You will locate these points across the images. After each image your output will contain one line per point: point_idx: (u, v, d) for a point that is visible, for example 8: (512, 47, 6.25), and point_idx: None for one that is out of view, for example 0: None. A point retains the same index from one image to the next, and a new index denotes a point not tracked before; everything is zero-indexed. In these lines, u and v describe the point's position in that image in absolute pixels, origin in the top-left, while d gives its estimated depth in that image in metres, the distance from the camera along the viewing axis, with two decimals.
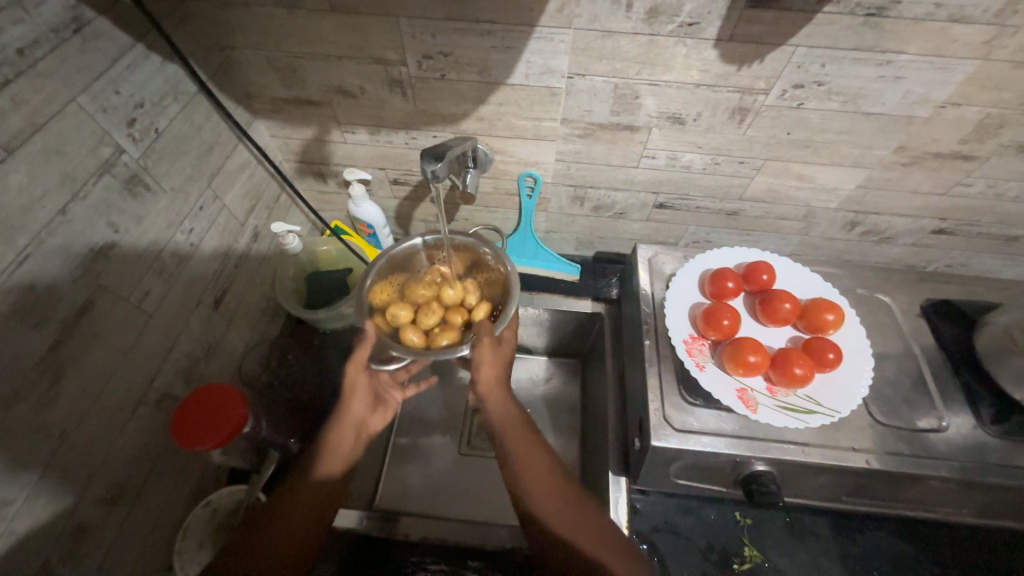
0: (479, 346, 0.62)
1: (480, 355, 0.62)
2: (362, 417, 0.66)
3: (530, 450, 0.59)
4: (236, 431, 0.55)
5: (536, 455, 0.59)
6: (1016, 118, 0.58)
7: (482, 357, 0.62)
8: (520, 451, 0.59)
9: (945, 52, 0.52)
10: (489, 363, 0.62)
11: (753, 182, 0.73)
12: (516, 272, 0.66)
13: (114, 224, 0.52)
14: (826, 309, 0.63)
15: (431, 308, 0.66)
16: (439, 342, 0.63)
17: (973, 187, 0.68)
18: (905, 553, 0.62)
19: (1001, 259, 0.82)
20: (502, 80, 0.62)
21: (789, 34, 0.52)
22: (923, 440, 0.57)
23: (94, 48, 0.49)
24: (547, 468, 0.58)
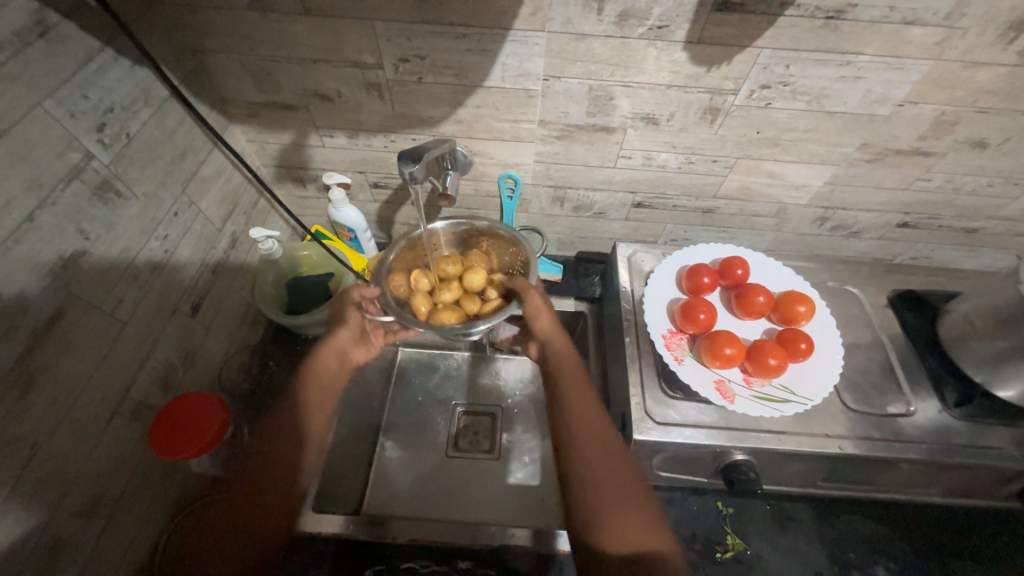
0: (528, 300, 0.66)
1: (530, 305, 0.67)
2: (346, 347, 0.71)
3: (583, 396, 0.62)
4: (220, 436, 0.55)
5: (591, 403, 0.62)
6: (968, 115, 0.61)
7: (535, 306, 0.66)
8: (578, 397, 0.62)
9: (901, 53, 0.55)
10: (541, 312, 0.67)
11: (726, 180, 0.75)
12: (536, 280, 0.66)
13: (84, 231, 0.51)
14: (798, 301, 0.65)
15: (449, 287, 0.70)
16: (438, 318, 0.66)
17: (932, 182, 0.71)
18: (880, 534, 0.64)
19: (962, 251, 0.86)
20: (478, 83, 0.63)
21: (753, 36, 0.54)
22: (892, 424, 0.59)
23: (61, 51, 0.49)
24: (601, 417, 0.60)
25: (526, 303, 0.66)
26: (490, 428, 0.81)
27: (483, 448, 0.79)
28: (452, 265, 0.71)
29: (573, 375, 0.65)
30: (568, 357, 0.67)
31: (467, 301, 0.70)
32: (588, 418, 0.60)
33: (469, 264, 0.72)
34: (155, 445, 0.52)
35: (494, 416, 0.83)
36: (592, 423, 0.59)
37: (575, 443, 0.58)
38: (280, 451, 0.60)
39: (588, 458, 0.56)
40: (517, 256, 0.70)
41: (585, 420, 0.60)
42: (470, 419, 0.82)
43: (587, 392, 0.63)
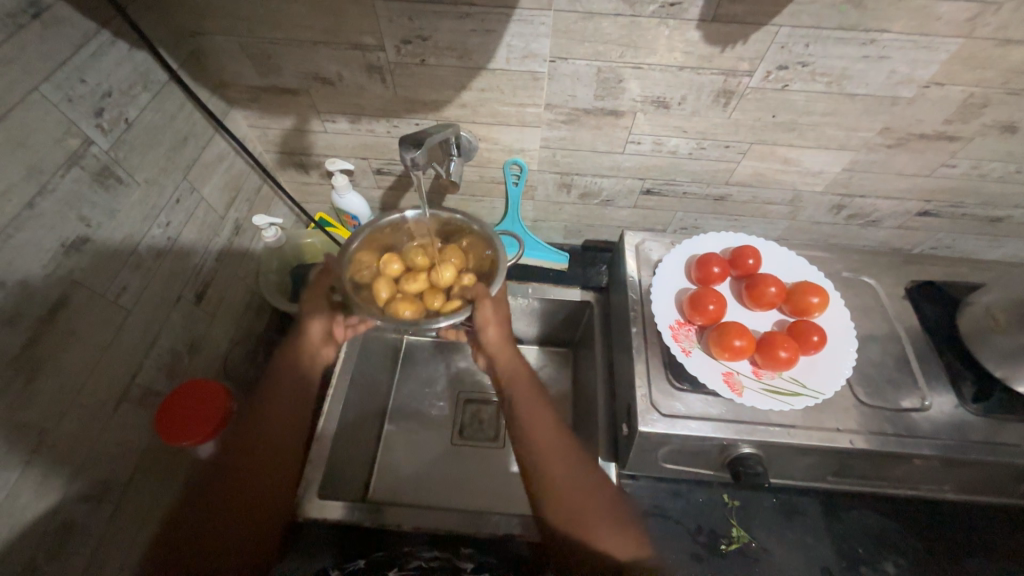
0: (480, 310, 0.62)
1: (480, 317, 0.63)
2: (314, 346, 0.69)
3: (537, 406, 0.62)
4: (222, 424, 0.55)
5: (545, 416, 0.61)
6: (999, 97, 0.58)
7: (485, 320, 0.63)
8: (529, 410, 0.62)
9: (929, 30, 0.52)
10: (493, 326, 0.64)
11: (739, 166, 0.73)
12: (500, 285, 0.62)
13: (86, 218, 0.51)
14: (811, 292, 0.63)
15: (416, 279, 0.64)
16: (395, 310, 0.61)
17: (957, 168, 0.68)
18: (890, 530, 0.63)
19: (985, 240, 0.83)
20: (482, 65, 0.61)
21: (771, 13, 0.52)
22: (906, 419, 0.57)
23: (56, 34, 0.48)
24: (554, 426, 0.61)
25: (475, 315, 0.63)
26: (495, 417, 0.81)
27: (487, 437, 0.79)
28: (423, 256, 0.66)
29: (526, 384, 0.64)
30: (518, 368, 0.65)
31: (433, 296, 0.64)
32: (544, 431, 0.60)
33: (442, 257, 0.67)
34: (161, 429, 0.53)
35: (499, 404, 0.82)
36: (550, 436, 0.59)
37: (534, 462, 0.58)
38: (277, 441, 0.61)
39: (549, 475, 0.56)
40: (490, 258, 0.65)
41: (541, 434, 0.59)
42: (475, 408, 0.82)
43: (540, 401, 0.63)
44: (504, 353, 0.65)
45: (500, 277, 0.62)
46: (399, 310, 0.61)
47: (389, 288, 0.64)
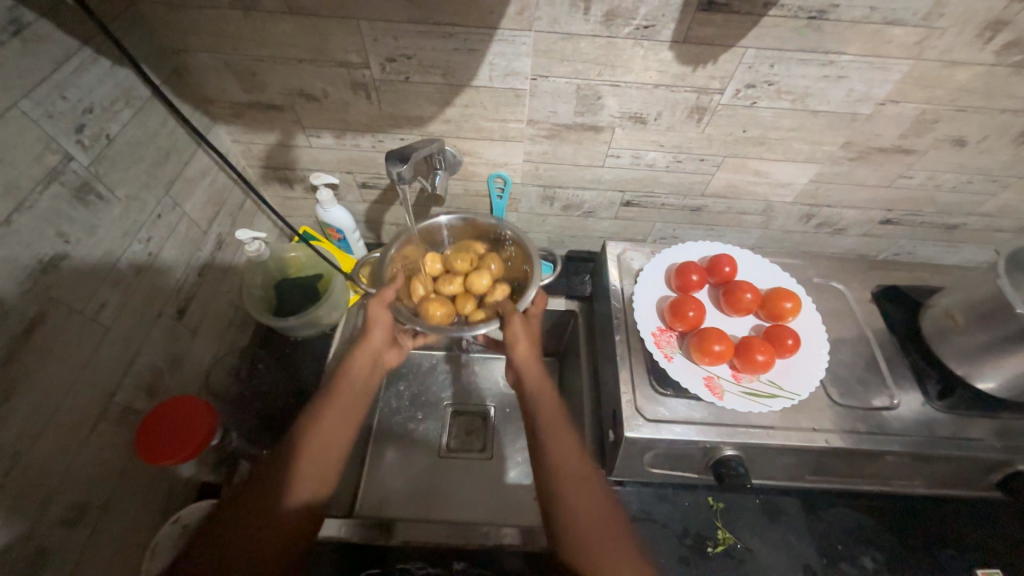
0: (509, 326, 0.63)
1: (510, 334, 0.63)
2: (379, 350, 0.68)
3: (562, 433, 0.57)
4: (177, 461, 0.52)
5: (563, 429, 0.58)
6: (948, 114, 0.62)
7: (514, 337, 0.63)
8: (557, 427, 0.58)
9: (883, 52, 0.56)
10: (523, 343, 0.63)
11: (714, 178, 0.76)
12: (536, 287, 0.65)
13: (65, 234, 0.50)
14: (785, 297, 0.66)
15: (452, 281, 0.71)
16: (427, 308, 0.67)
17: (914, 179, 0.73)
18: (866, 526, 0.65)
19: (943, 246, 0.88)
20: (466, 82, 0.63)
21: (737, 35, 0.55)
22: (877, 417, 0.60)
23: (37, 51, 0.47)
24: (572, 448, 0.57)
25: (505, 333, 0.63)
26: (484, 427, 0.81)
27: (476, 448, 0.79)
28: (464, 261, 0.71)
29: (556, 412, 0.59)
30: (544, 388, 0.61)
31: (465, 300, 0.70)
32: (568, 456, 0.56)
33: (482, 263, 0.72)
34: (143, 421, 0.53)
35: (487, 414, 0.83)
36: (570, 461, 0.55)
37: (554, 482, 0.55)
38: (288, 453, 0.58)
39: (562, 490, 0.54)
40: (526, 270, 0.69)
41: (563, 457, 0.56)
42: (463, 418, 0.82)
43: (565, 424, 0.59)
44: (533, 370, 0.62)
45: (532, 290, 0.65)
46: (429, 309, 0.66)
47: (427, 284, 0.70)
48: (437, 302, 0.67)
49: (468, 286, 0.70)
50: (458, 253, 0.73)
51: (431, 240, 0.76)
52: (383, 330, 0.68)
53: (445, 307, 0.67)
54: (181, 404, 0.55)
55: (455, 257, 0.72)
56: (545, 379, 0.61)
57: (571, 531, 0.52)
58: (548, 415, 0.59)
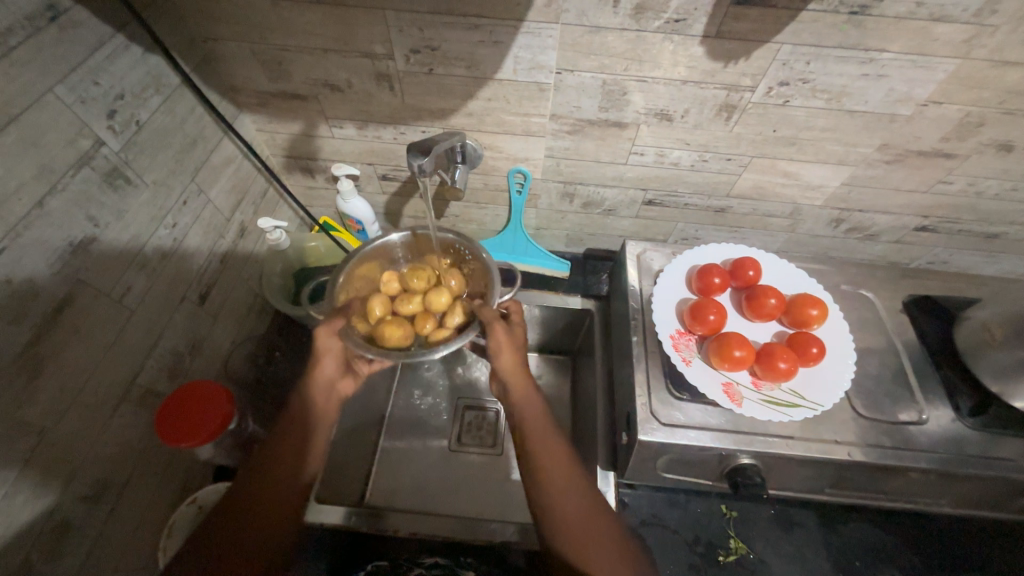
0: (492, 335, 0.59)
1: (494, 342, 0.59)
2: (333, 378, 0.63)
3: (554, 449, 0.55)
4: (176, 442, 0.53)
5: (555, 445, 0.55)
6: (995, 117, 0.59)
7: (498, 345, 0.59)
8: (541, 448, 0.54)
9: (928, 51, 0.53)
10: (508, 351, 0.59)
11: (740, 179, 0.74)
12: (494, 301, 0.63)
13: (94, 218, 0.51)
14: (810, 304, 0.64)
15: (410, 300, 0.67)
16: (382, 332, 0.63)
17: (954, 185, 0.69)
18: (886, 543, 0.63)
19: (982, 256, 0.84)
20: (490, 75, 0.62)
21: (773, 30, 0.53)
22: (903, 432, 0.58)
23: (72, 37, 0.48)
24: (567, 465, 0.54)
25: (489, 341, 0.59)
26: (495, 423, 0.81)
27: (487, 443, 0.79)
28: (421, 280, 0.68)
29: (544, 429, 0.56)
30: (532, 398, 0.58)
31: (424, 320, 0.66)
32: (560, 476, 0.53)
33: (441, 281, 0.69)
34: (179, 390, 0.55)
35: (499, 410, 0.82)
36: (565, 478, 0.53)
37: (551, 514, 0.51)
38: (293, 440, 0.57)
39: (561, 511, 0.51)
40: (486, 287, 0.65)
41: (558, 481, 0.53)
42: (474, 414, 0.82)
43: (559, 449, 0.55)
44: (521, 383, 0.59)
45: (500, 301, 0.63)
46: (386, 331, 0.63)
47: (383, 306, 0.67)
48: (392, 323, 0.63)
49: (426, 305, 0.67)
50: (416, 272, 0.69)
51: (388, 259, 0.73)
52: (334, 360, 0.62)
53: (401, 328, 0.64)
54: (212, 391, 0.56)
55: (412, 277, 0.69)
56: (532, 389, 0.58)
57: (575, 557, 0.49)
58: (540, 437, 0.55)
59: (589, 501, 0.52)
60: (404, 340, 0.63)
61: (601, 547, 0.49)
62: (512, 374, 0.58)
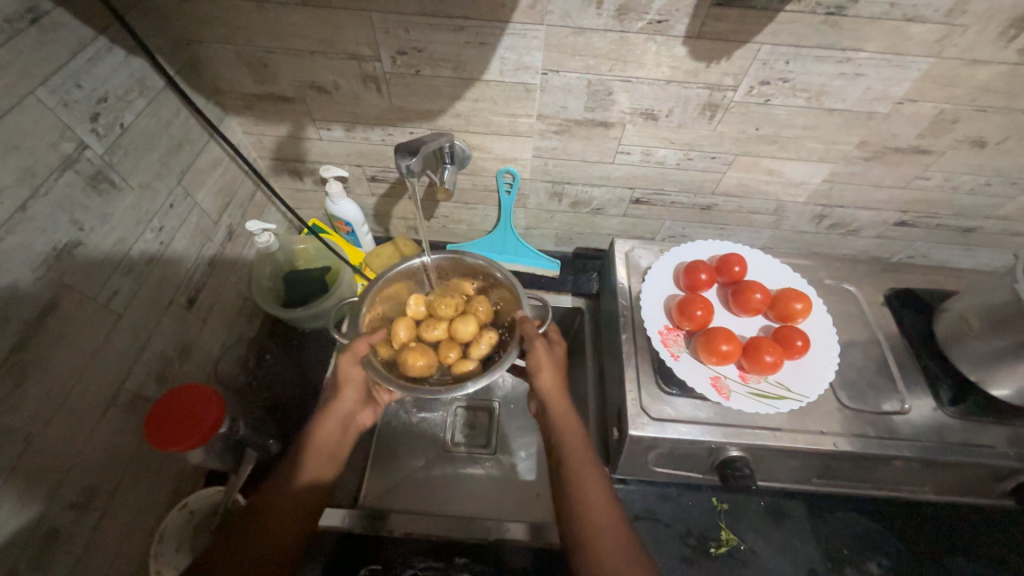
0: (533, 351, 0.62)
1: (534, 360, 0.62)
2: (352, 410, 0.65)
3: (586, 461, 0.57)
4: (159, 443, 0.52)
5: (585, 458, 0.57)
6: (968, 113, 0.61)
7: (540, 363, 0.62)
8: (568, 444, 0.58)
9: (901, 50, 0.55)
10: (549, 370, 0.62)
11: (725, 177, 0.75)
12: (530, 327, 0.62)
13: (78, 221, 0.51)
14: (795, 298, 0.65)
15: (436, 325, 0.67)
16: (404, 359, 0.63)
17: (931, 181, 0.71)
18: (872, 531, 0.65)
19: (959, 249, 0.86)
20: (476, 76, 0.63)
21: (752, 31, 0.54)
22: (887, 422, 0.59)
23: (53, 40, 0.48)
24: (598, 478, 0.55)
25: (530, 358, 0.62)
26: (490, 423, 0.82)
27: (480, 443, 0.79)
28: (449, 306, 0.67)
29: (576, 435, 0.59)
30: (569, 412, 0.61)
31: (449, 349, 0.66)
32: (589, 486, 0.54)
33: (468, 308, 0.69)
34: (176, 391, 0.55)
35: (493, 410, 0.83)
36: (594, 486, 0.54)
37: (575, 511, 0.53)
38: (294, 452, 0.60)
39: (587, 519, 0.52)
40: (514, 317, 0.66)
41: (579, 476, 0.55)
42: (469, 413, 0.82)
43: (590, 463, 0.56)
44: (557, 399, 0.61)
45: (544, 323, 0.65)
46: (409, 359, 0.63)
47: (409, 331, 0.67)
48: (416, 351, 0.64)
49: (452, 332, 0.67)
50: (443, 296, 0.69)
51: (415, 280, 0.73)
52: (355, 389, 0.64)
53: (425, 355, 0.64)
54: (206, 396, 0.56)
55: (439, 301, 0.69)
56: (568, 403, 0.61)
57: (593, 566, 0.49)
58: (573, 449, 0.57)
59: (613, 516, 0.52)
60: (427, 369, 0.64)
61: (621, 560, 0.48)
62: (551, 390, 0.62)
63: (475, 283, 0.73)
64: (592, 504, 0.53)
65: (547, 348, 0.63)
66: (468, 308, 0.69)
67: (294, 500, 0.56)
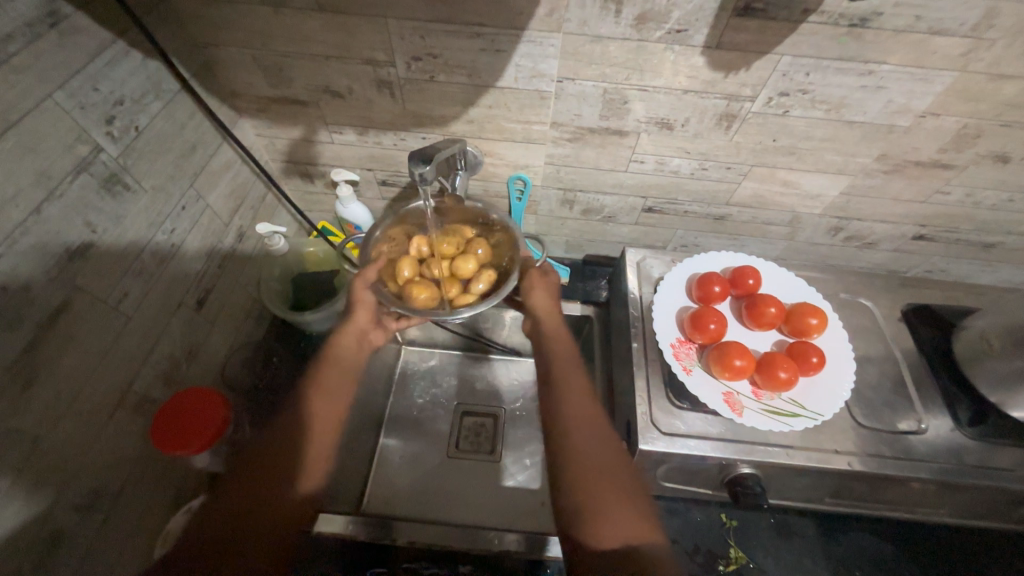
0: (527, 277, 0.66)
1: (525, 283, 0.66)
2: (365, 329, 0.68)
3: (577, 383, 0.57)
4: (167, 445, 0.52)
5: (578, 382, 0.57)
6: (992, 128, 0.59)
7: (531, 284, 0.66)
8: (570, 406, 0.54)
9: (926, 63, 0.53)
10: (540, 291, 0.65)
11: (740, 187, 0.74)
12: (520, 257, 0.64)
13: (92, 224, 0.51)
14: (811, 313, 0.64)
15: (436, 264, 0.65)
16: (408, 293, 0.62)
17: (951, 195, 0.70)
18: (886, 553, 0.63)
19: (979, 265, 0.84)
20: (491, 83, 0.62)
21: (773, 42, 0.53)
22: (903, 442, 0.58)
23: (72, 43, 0.48)
24: (587, 401, 0.55)
25: (522, 281, 0.66)
26: (494, 429, 0.80)
27: (484, 450, 0.78)
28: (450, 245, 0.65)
29: (569, 360, 0.59)
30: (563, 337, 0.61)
31: (451, 286, 0.64)
32: (575, 400, 0.55)
33: (469, 248, 0.67)
34: (188, 391, 0.55)
35: (498, 416, 0.82)
36: (579, 401, 0.55)
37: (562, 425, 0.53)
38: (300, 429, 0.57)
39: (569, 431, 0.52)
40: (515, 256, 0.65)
41: (574, 417, 0.53)
42: (473, 419, 0.81)
43: (578, 381, 0.57)
44: (551, 322, 0.63)
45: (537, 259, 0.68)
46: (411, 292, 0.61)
47: (410, 267, 0.65)
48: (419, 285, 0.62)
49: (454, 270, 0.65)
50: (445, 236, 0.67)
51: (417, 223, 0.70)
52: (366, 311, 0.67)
53: (427, 289, 0.62)
54: (215, 402, 0.55)
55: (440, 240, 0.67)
56: (561, 327, 0.62)
57: (571, 469, 0.50)
58: (564, 369, 0.58)
59: (594, 430, 0.53)
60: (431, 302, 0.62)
61: (595, 463, 0.50)
62: (544, 314, 0.64)
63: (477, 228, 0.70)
64: (583, 427, 0.53)
65: (541, 275, 0.67)
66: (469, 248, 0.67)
67: (301, 504, 0.54)
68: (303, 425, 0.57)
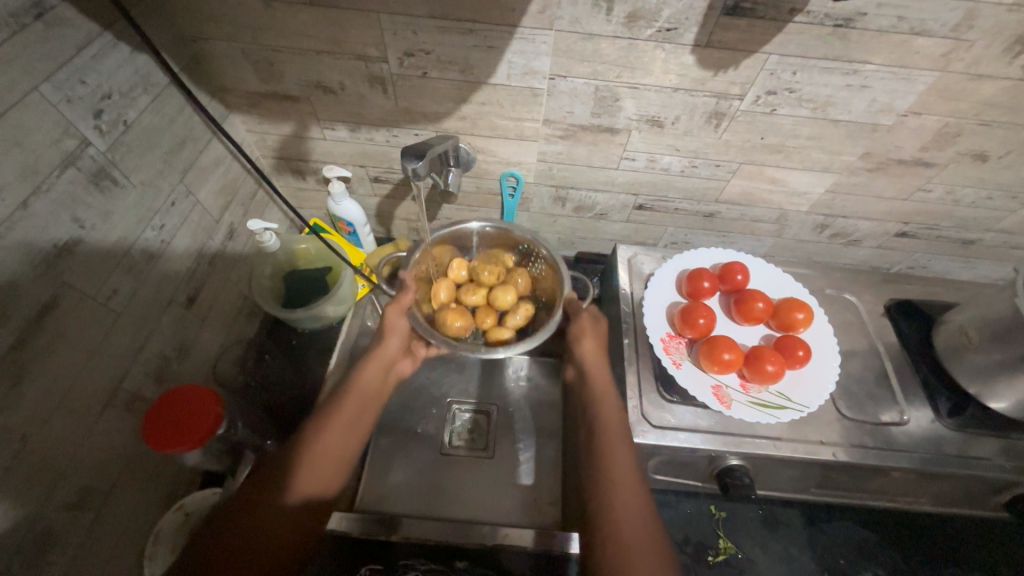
0: (577, 321, 0.66)
1: (577, 328, 0.65)
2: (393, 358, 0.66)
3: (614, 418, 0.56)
4: (169, 443, 0.52)
5: (615, 418, 0.55)
6: (971, 128, 0.61)
7: (582, 329, 0.64)
8: (610, 432, 0.54)
9: (908, 63, 0.55)
10: (591, 337, 0.64)
11: (729, 185, 0.75)
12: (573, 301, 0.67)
13: (80, 219, 0.50)
14: (797, 308, 0.65)
15: (475, 291, 0.72)
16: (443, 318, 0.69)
17: (932, 193, 0.72)
18: (869, 541, 0.65)
19: (959, 261, 0.87)
20: (483, 80, 0.62)
21: (761, 41, 0.54)
22: (886, 433, 0.59)
23: (58, 34, 0.47)
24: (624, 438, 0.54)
25: (573, 325, 0.66)
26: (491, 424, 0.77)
27: (479, 446, 0.75)
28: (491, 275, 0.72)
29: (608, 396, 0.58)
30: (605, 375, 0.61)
31: (485, 315, 0.71)
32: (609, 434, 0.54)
33: (508, 280, 0.73)
34: (179, 389, 0.55)
35: (494, 410, 0.78)
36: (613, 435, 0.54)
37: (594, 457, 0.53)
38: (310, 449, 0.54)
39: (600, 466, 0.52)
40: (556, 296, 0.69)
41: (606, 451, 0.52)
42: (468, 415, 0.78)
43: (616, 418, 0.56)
44: (596, 361, 0.62)
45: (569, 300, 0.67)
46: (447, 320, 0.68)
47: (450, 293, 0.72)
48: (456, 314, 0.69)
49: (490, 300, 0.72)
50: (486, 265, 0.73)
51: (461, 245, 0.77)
52: (397, 338, 0.66)
53: (463, 318, 0.69)
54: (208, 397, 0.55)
55: (482, 268, 0.73)
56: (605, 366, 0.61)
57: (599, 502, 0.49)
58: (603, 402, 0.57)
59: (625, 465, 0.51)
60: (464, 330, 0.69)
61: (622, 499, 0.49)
62: (589, 351, 0.63)
63: (517, 255, 0.76)
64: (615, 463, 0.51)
65: (591, 321, 0.65)
66: (509, 278, 0.73)
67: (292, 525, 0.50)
68: (311, 442, 0.55)
